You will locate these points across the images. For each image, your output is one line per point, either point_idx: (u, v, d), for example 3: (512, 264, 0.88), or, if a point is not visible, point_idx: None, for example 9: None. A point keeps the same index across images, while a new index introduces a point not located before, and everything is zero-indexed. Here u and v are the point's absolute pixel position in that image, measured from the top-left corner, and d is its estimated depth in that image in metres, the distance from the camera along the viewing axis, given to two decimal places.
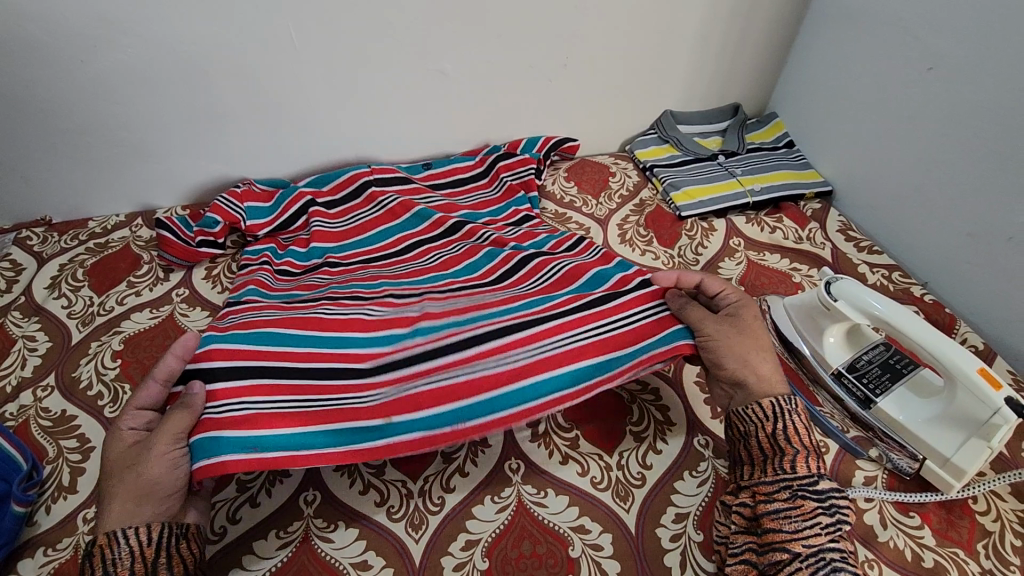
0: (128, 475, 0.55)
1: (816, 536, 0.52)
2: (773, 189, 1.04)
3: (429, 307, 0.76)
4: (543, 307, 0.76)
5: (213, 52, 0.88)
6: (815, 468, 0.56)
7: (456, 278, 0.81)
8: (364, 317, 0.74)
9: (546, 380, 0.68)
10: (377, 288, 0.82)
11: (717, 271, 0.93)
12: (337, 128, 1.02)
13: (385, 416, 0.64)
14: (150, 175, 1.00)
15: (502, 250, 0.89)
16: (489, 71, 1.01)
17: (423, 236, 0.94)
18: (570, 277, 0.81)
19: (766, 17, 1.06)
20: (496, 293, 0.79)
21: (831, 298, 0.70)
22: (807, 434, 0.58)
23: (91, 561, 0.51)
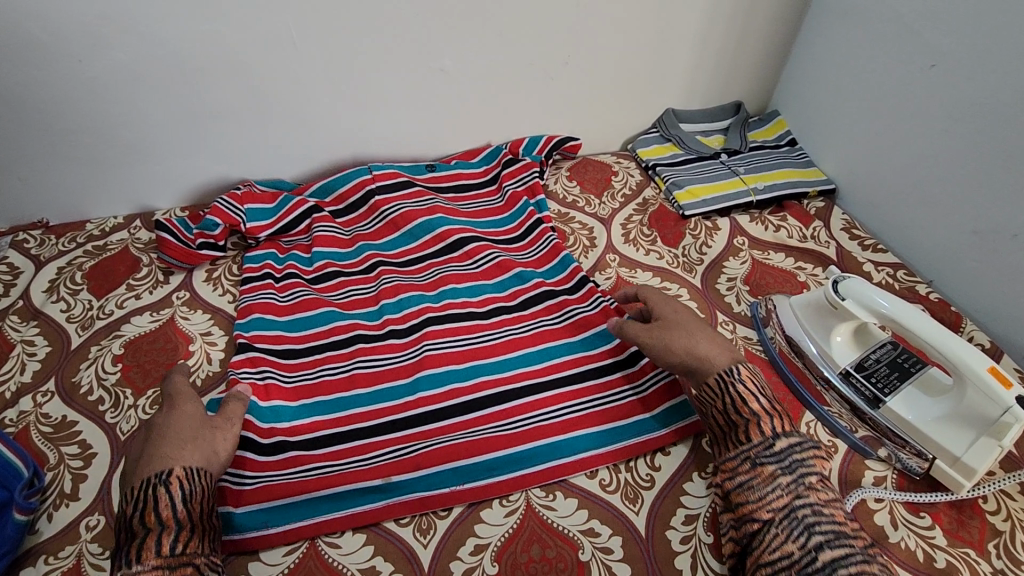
0: (203, 434, 0.62)
1: (778, 498, 0.55)
2: (776, 188, 1.03)
3: (431, 356, 0.78)
4: (544, 364, 0.78)
5: (212, 50, 0.87)
6: (770, 431, 0.59)
7: (467, 324, 0.83)
8: (368, 372, 0.77)
9: (546, 446, 0.69)
10: (381, 322, 0.83)
11: (721, 271, 0.92)
12: (337, 127, 1.01)
13: (385, 476, 0.66)
14: (149, 176, 0.99)
15: (510, 283, 0.89)
16: (491, 69, 1.00)
17: (413, 253, 0.93)
18: (584, 324, 0.82)
19: (769, 14, 1.06)
20: (501, 344, 0.80)
21: (838, 296, 0.70)
22: (755, 399, 0.61)
23: (167, 488, 0.56)
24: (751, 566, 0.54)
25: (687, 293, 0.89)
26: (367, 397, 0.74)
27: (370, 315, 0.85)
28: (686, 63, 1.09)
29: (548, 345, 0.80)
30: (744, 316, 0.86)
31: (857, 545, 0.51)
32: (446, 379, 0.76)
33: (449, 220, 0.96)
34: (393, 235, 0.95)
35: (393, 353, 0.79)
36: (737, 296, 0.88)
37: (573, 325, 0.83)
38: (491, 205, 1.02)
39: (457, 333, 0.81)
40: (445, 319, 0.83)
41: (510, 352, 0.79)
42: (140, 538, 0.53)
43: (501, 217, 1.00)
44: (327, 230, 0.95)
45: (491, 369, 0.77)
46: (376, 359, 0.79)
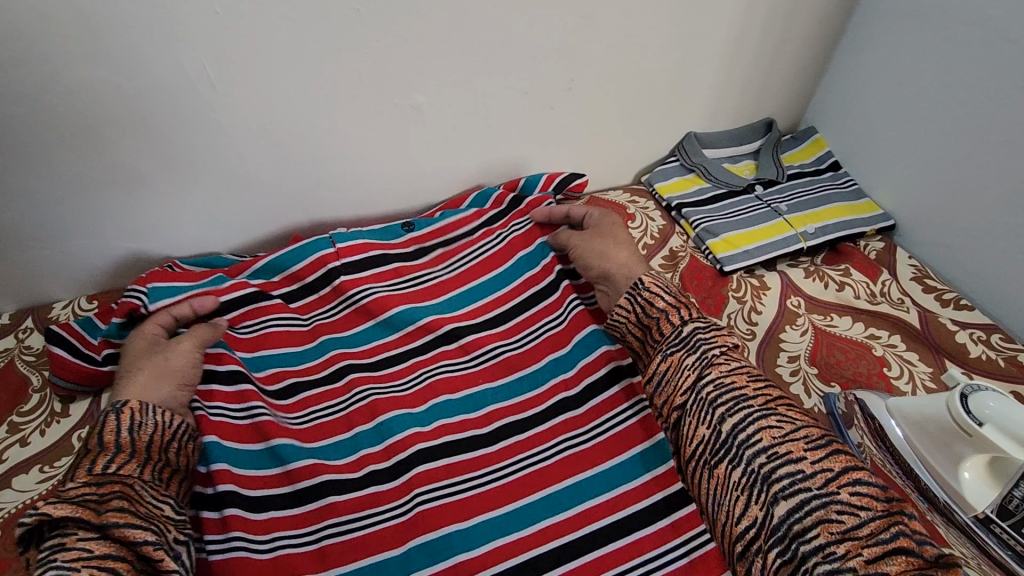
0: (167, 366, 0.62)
1: (688, 379, 0.53)
2: (829, 229, 0.85)
3: (427, 512, 0.59)
4: (575, 512, 0.59)
5: (98, 104, 0.63)
6: (683, 318, 0.57)
7: (468, 456, 0.64)
8: (345, 539, 0.58)
9: None
10: (356, 459, 0.64)
11: (780, 347, 0.74)
12: (282, 185, 0.79)
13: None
14: (37, 265, 0.76)
15: (523, 386, 0.70)
16: (475, 101, 0.79)
17: (391, 348, 0.73)
18: (613, 446, 0.63)
19: (812, 16, 0.86)
20: (519, 483, 0.62)
21: (974, 421, 0.52)
22: (665, 297, 0.59)
23: (116, 416, 0.55)
24: (681, 459, 0.54)
25: None
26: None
27: (339, 448, 0.65)
28: (712, 79, 0.89)
29: (579, 480, 0.62)
30: (819, 414, 0.67)
31: (756, 405, 0.49)
32: (450, 547, 0.57)
33: (431, 307, 0.76)
34: (364, 326, 0.75)
35: (377, 505, 0.60)
36: (805, 385, 0.70)
37: (601, 449, 0.63)
38: (489, 250, 0.80)
39: (461, 471, 0.62)
40: (439, 453, 0.64)
41: (528, 495, 0.61)
42: (83, 458, 0.53)
43: (501, 271, 0.79)
44: (280, 326, 0.74)
45: (505, 526, 0.59)
46: (352, 521, 0.59)
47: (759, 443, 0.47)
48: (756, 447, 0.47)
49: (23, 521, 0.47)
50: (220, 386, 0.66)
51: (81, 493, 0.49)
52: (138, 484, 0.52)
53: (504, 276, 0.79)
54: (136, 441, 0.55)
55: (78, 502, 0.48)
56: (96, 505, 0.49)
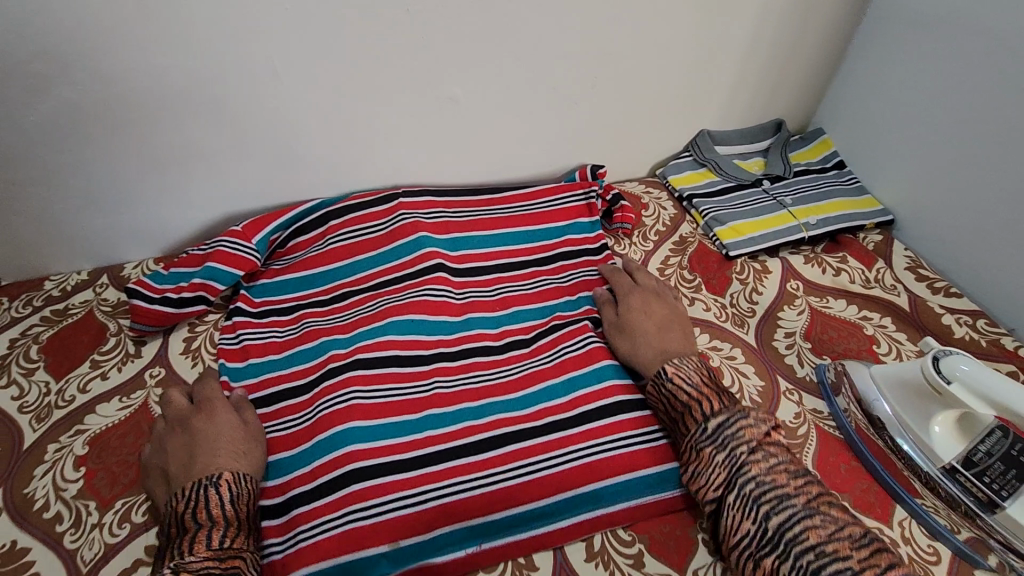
0: (243, 446, 0.64)
1: (719, 476, 0.56)
2: (830, 222, 0.92)
3: (438, 396, 0.71)
4: (568, 398, 0.70)
5: (182, 87, 0.74)
6: (706, 411, 0.59)
7: (484, 359, 0.76)
8: (365, 402, 0.69)
9: (576, 498, 0.62)
10: (379, 342, 0.75)
11: (777, 324, 0.81)
12: (330, 165, 0.88)
13: (392, 541, 0.59)
14: (114, 228, 0.86)
15: (529, 316, 0.83)
16: (506, 95, 0.87)
17: (401, 271, 0.84)
18: (588, 358, 0.74)
19: (819, 23, 0.93)
20: (529, 377, 0.74)
21: (942, 379, 0.59)
22: (689, 389, 0.62)
23: (216, 490, 0.57)
24: (724, 548, 0.56)
25: (741, 354, 0.77)
26: (347, 435, 0.65)
27: (370, 334, 0.76)
28: (725, 82, 0.96)
29: (573, 376, 0.73)
30: (810, 382, 0.75)
31: (800, 504, 0.52)
32: (451, 418, 0.69)
33: (437, 239, 0.87)
34: (391, 246, 0.86)
35: (402, 383, 0.72)
36: (799, 357, 0.77)
37: (597, 351, 0.75)
38: (499, 214, 0.92)
39: (476, 368, 0.75)
40: (456, 354, 0.76)
41: (528, 388, 0.72)
42: (191, 533, 0.54)
43: (508, 229, 0.91)
44: (337, 243, 0.87)
45: (508, 406, 0.70)
46: (371, 390, 0.70)
47: (806, 540, 0.49)
48: (803, 544, 0.49)
49: None
50: (277, 316, 0.82)
51: (205, 565, 0.51)
52: (247, 557, 0.55)
53: (507, 237, 0.90)
54: (232, 511, 0.57)
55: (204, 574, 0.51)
56: None
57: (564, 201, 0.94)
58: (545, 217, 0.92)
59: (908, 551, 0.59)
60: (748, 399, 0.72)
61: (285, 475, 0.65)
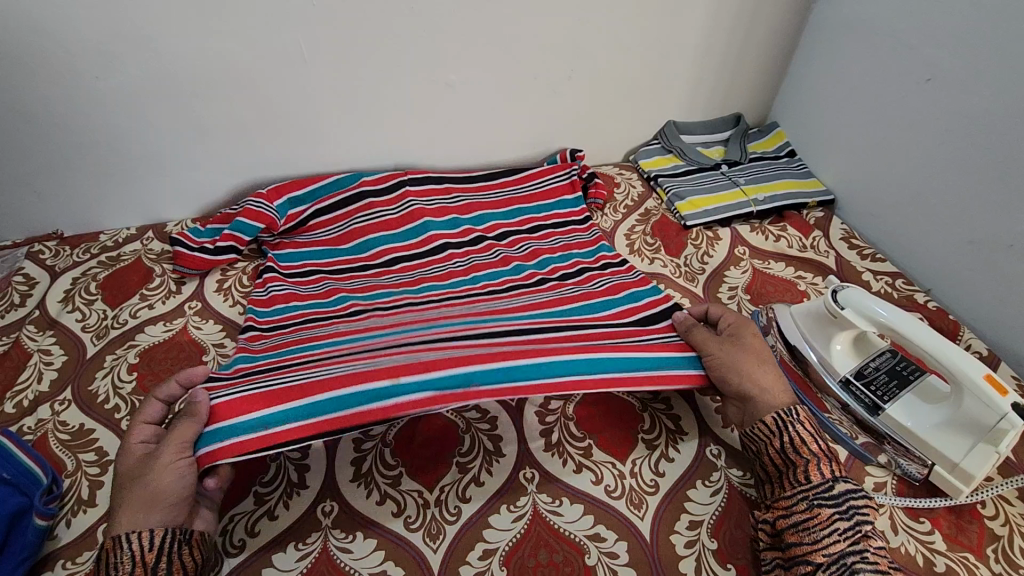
0: (140, 488, 0.56)
1: (831, 545, 0.55)
2: (776, 198, 1.05)
3: (447, 313, 0.81)
4: (565, 316, 0.80)
5: (225, 68, 0.89)
6: (829, 474, 0.59)
7: (489, 293, 0.87)
8: (385, 322, 0.79)
9: (568, 362, 0.68)
10: (393, 298, 0.86)
11: (723, 280, 0.94)
12: (344, 140, 1.03)
13: (390, 375, 0.64)
14: (161, 188, 1.02)
15: (527, 267, 0.93)
16: (495, 84, 1.02)
17: (416, 249, 0.95)
18: (592, 295, 0.85)
19: (768, 27, 1.07)
20: (525, 303, 0.84)
21: (837, 306, 0.72)
22: (814, 442, 0.61)
23: (102, 559, 0.53)
24: None
25: (689, 303, 0.90)
26: (361, 338, 0.75)
27: (385, 295, 0.87)
28: (689, 77, 1.11)
29: (570, 307, 0.83)
30: None
31: None
32: (457, 325, 0.77)
33: (439, 223, 0.99)
34: (409, 227, 0.98)
35: (413, 311, 0.82)
36: (739, 305, 0.90)
37: (584, 294, 0.86)
38: (497, 196, 1.04)
39: (476, 300, 0.85)
40: (467, 293, 0.87)
41: (529, 309, 0.82)
42: None
43: (510, 209, 1.03)
44: (362, 222, 0.98)
45: (511, 319, 0.79)
46: (384, 316, 0.81)
47: None
48: None
49: None
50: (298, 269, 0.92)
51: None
52: None
53: (510, 213, 1.02)
54: None
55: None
56: None
57: (550, 181, 1.07)
58: (537, 198, 1.05)
59: None
60: None
61: (295, 352, 0.73)
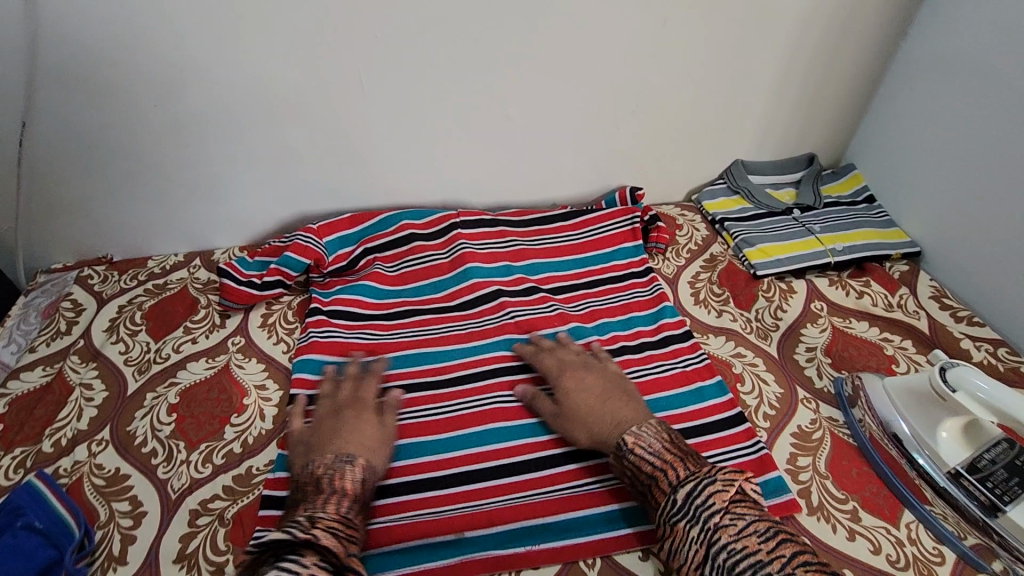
0: (369, 432, 0.69)
1: (697, 554, 0.52)
2: (856, 249, 0.97)
3: (496, 410, 0.77)
4: None
5: (280, 97, 0.87)
6: (677, 479, 0.57)
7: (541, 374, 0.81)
8: (433, 418, 0.76)
9: (621, 512, 0.67)
10: (452, 366, 0.82)
11: (799, 339, 0.86)
12: (397, 171, 0.99)
13: (460, 530, 0.66)
14: (211, 217, 1.00)
15: (586, 333, 0.86)
16: (556, 117, 0.97)
17: (460, 299, 0.90)
18: (651, 386, 0.79)
19: (851, 64, 1.00)
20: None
21: (948, 387, 0.64)
22: (660, 455, 0.60)
23: (352, 469, 0.63)
24: None
25: (763, 364, 0.83)
26: (413, 448, 0.73)
27: (444, 356, 0.84)
28: (760, 115, 1.04)
29: None
30: (827, 393, 0.79)
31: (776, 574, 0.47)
32: (510, 435, 0.74)
33: (486, 269, 0.93)
34: (456, 272, 0.93)
35: (456, 399, 0.78)
36: (818, 370, 0.82)
37: (641, 385, 0.79)
38: (557, 242, 0.99)
39: (529, 385, 0.80)
40: (520, 370, 0.81)
41: None
42: (321, 495, 0.60)
43: (570, 258, 0.98)
44: (417, 263, 0.95)
45: None
46: (422, 408, 0.77)
47: None
48: None
49: (286, 531, 0.52)
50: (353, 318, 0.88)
51: (331, 524, 0.55)
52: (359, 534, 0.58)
53: (572, 263, 0.97)
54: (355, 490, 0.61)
55: (333, 533, 0.54)
56: (344, 540, 0.54)
57: (609, 228, 1.01)
58: (598, 246, 0.99)
59: (913, 551, 0.63)
60: (766, 404, 0.78)
61: None
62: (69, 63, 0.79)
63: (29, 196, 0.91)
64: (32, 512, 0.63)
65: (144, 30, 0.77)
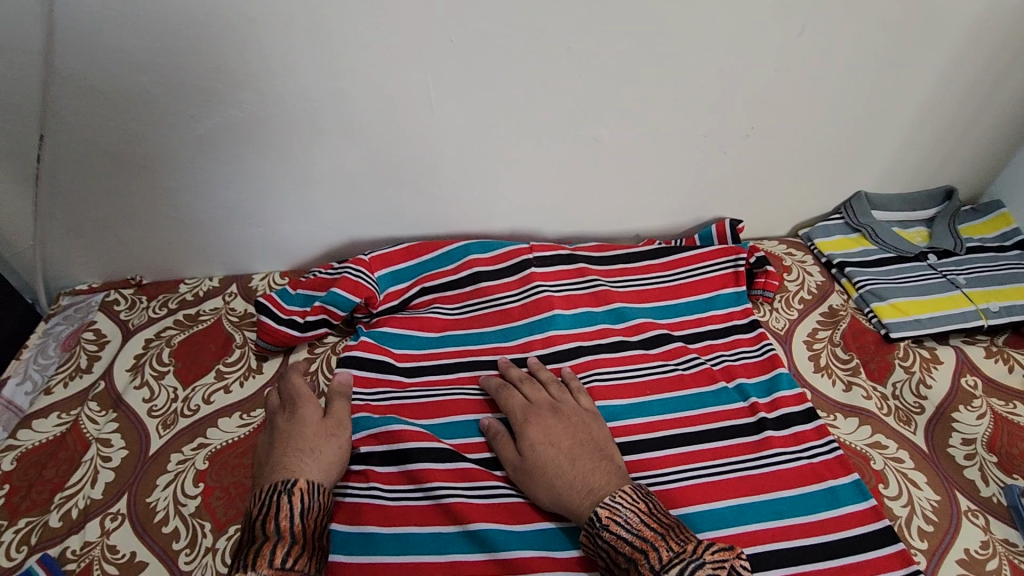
0: (321, 442, 0.63)
1: None
2: (1016, 310, 0.79)
3: None
4: (739, 532, 0.61)
5: (335, 111, 0.74)
6: (658, 562, 0.50)
7: (635, 459, 0.67)
8: (513, 501, 0.64)
9: None
10: None
11: (953, 426, 0.70)
12: (461, 195, 0.86)
13: None
14: (249, 239, 0.89)
15: (687, 404, 0.72)
16: (651, 140, 0.82)
17: (533, 354, 0.78)
18: (771, 485, 0.64)
19: (1020, 83, 0.81)
20: (677, 492, 0.64)
21: None
22: (639, 532, 0.53)
23: (289, 498, 0.56)
24: None
25: (909, 458, 0.67)
26: (494, 535, 0.61)
27: None
28: (897, 141, 0.86)
29: (746, 503, 0.63)
30: (998, 505, 0.63)
31: None
32: None
33: (566, 318, 0.80)
34: (532, 320, 0.80)
35: None
36: (983, 472, 0.65)
37: (762, 481, 0.65)
38: (645, 285, 0.85)
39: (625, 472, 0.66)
40: None
41: (690, 505, 0.63)
42: (258, 543, 0.52)
43: (662, 305, 0.83)
44: (484, 306, 0.83)
45: None
46: (496, 486, 0.65)
47: None
48: None
49: None
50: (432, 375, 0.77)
51: None
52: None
53: (664, 311, 0.83)
54: (299, 526, 0.55)
55: None
56: None
57: (707, 271, 0.85)
58: (694, 292, 0.84)
59: None
60: (919, 516, 0.62)
61: (405, 556, 0.60)
62: (93, 64, 0.67)
63: (51, 212, 0.81)
64: None
65: (180, 28, 0.65)
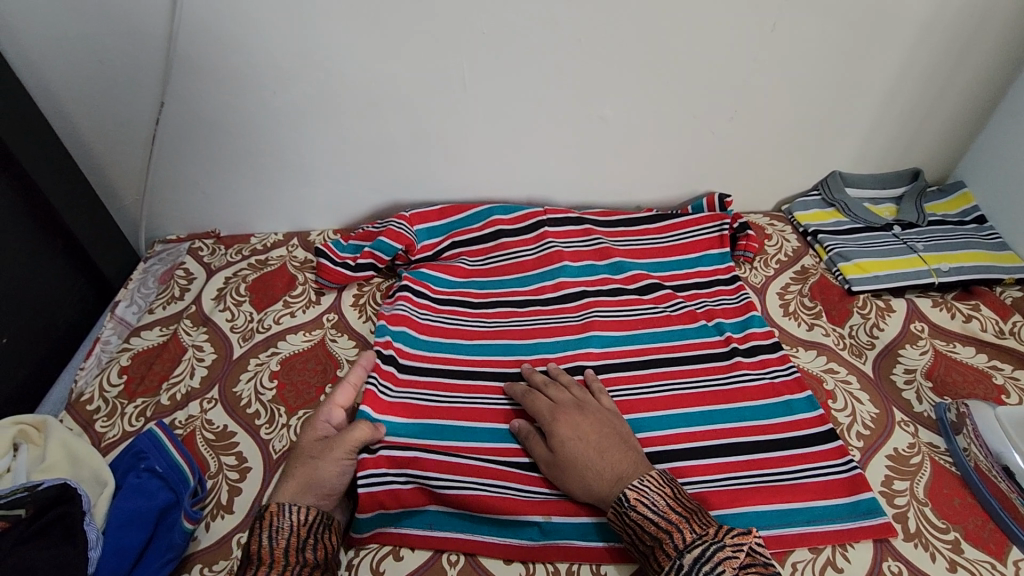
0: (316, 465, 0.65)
1: None
2: (964, 271, 0.92)
3: None
4: (708, 429, 0.74)
5: (388, 90, 0.91)
6: (682, 544, 0.54)
7: (626, 373, 0.81)
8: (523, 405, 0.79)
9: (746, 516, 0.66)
10: (539, 358, 0.84)
11: (898, 359, 0.82)
12: (488, 165, 1.02)
13: (546, 513, 0.67)
14: (310, 198, 1.06)
15: (672, 337, 0.86)
16: (650, 120, 0.97)
17: (544, 295, 0.93)
18: (736, 396, 0.78)
19: (972, 76, 0.94)
20: (660, 399, 0.78)
21: None
22: (665, 516, 0.57)
23: (262, 521, 0.58)
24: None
25: (857, 381, 0.80)
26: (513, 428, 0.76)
27: (539, 348, 0.86)
28: (866, 125, 0.99)
29: (714, 409, 0.77)
30: (928, 418, 0.76)
31: None
32: None
33: (574, 268, 0.95)
34: (544, 269, 0.96)
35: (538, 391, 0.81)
36: (918, 393, 0.78)
37: (729, 394, 0.78)
38: (642, 245, 0.99)
39: (617, 383, 0.80)
40: (608, 368, 0.82)
41: (669, 408, 0.77)
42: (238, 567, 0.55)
43: (656, 260, 0.97)
44: (504, 257, 0.98)
45: (650, 424, 0.75)
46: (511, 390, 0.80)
47: None
48: None
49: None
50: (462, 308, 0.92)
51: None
52: None
53: (658, 265, 0.97)
54: (274, 548, 0.56)
55: None
56: None
57: (696, 233, 0.99)
58: (685, 250, 0.98)
59: None
60: (859, 423, 0.75)
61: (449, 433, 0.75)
62: (203, 50, 0.85)
63: (156, 171, 0.99)
64: (153, 457, 0.70)
65: (272, 20, 0.82)
